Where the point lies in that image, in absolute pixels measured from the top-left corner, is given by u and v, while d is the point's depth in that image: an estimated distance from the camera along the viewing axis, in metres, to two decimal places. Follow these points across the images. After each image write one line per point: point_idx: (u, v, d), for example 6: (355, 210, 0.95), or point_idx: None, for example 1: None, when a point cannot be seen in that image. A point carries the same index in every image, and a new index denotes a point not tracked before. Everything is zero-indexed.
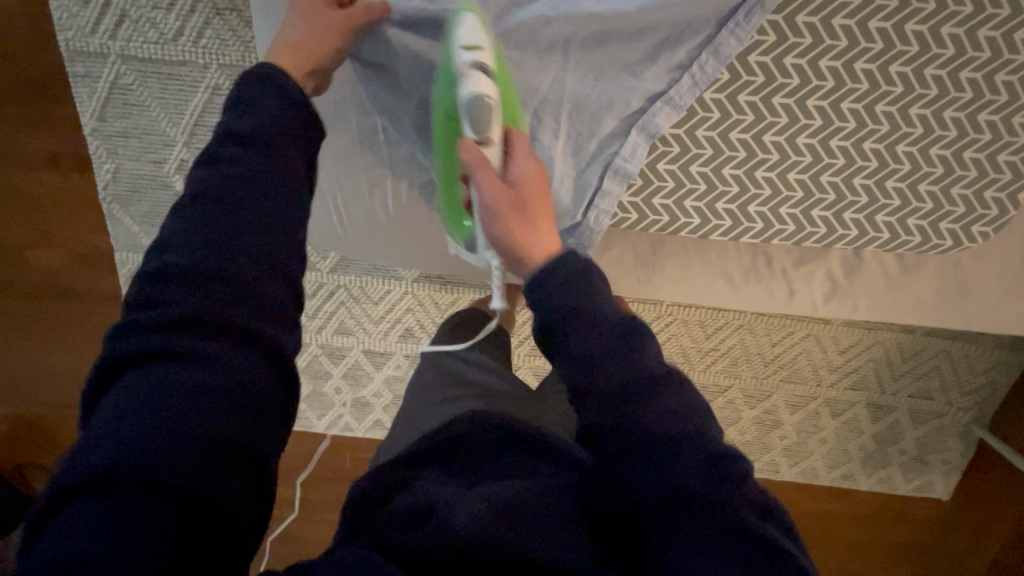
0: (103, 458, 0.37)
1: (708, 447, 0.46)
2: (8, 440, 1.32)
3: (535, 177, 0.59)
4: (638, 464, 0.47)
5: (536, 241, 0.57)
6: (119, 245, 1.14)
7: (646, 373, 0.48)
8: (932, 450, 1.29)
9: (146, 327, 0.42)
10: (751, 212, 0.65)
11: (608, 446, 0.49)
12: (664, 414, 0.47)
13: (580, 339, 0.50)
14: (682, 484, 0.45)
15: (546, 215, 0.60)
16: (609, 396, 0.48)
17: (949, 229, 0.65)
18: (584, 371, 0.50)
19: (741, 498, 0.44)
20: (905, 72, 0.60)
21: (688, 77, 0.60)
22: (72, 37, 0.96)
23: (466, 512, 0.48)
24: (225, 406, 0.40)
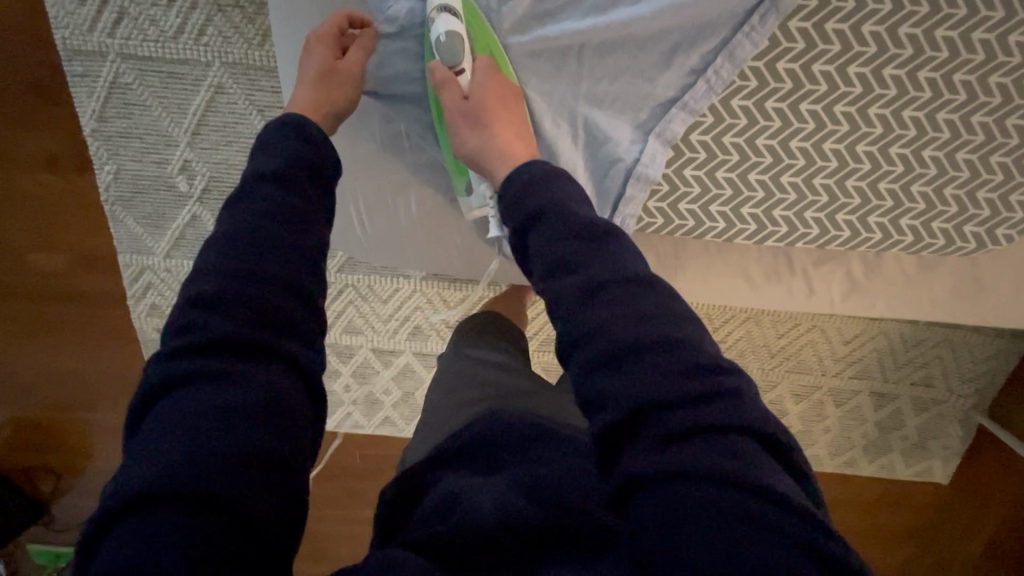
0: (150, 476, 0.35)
1: (687, 353, 0.41)
2: (14, 446, 1.31)
3: (491, 83, 0.60)
4: (613, 376, 0.42)
5: (497, 144, 0.59)
6: (123, 247, 1.12)
7: (620, 271, 0.46)
8: (933, 437, 1.32)
9: (177, 352, 0.41)
10: (776, 216, 0.66)
11: (576, 362, 0.44)
12: (638, 316, 0.43)
13: (548, 235, 0.49)
14: (655, 388, 0.40)
15: (511, 122, 0.60)
16: (578, 295, 0.46)
17: (974, 232, 0.66)
18: (560, 274, 0.47)
19: (724, 416, 0.39)
20: (934, 77, 0.59)
21: (703, 82, 0.60)
22: (70, 36, 0.93)
23: (491, 498, 0.45)
24: (268, 422, 0.40)
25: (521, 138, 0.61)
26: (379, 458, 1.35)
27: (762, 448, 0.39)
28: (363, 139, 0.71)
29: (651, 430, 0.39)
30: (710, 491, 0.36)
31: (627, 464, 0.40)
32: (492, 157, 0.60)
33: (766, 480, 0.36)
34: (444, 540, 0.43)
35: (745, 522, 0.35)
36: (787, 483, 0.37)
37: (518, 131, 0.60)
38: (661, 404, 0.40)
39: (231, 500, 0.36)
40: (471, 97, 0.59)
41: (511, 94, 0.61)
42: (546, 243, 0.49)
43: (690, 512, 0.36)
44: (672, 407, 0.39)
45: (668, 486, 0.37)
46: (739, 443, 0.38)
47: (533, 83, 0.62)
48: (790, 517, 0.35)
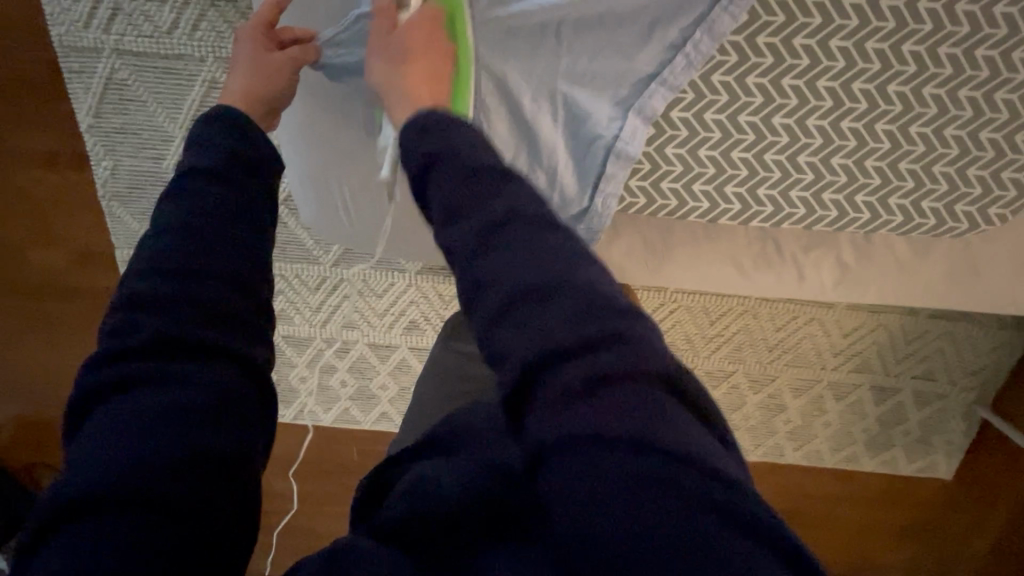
0: (96, 481, 0.35)
1: (587, 298, 0.41)
2: (16, 441, 1.33)
3: (426, 31, 0.58)
4: (511, 325, 0.41)
5: (403, 77, 0.57)
6: (120, 242, 1.13)
7: (509, 216, 0.45)
8: (936, 431, 1.30)
9: (115, 355, 0.40)
10: (760, 195, 0.65)
11: (481, 312, 0.43)
12: (529, 263, 0.42)
13: (444, 180, 0.48)
14: (552, 332, 0.39)
15: (427, 71, 0.58)
16: (475, 238, 0.45)
17: (966, 212, 0.65)
18: (456, 220, 0.46)
19: (628, 362, 0.38)
20: (919, 50, 0.58)
21: (682, 57, 0.59)
22: (65, 32, 0.94)
23: (450, 479, 0.43)
24: (215, 423, 0.39)
25: (434, 77, 0.58)
26: (377, 454, 1.35)
27: (667, 397, 0.38)
28: (326, 117, 0.70)
29: (553, 384, 0.38)
30: (620, 454, 0.35)
31: (534, 422, 0.38)
32: (394, 96, 0.58)
33: (678, 439, 0.35)
34: (404, 524, 0.41)
35: (665, 490, 0.33)
36: (698, 437, 0.36)
37: (432, 78, 0.58)
38: (563, 355, 0.38)
39: (171, 510, 0.36)
40: (398, 29, 0.59)
41: (444, 45, 0.59)
42: (438, 189, 0.49)
43: (604, 482, 0.34)
44: (574, 356, 0.38)
45: (576, 449, 0.36)
46: (645, 394, 0.37)
47: (509, 61, 0.61)
48: (704, 475, 0.34)
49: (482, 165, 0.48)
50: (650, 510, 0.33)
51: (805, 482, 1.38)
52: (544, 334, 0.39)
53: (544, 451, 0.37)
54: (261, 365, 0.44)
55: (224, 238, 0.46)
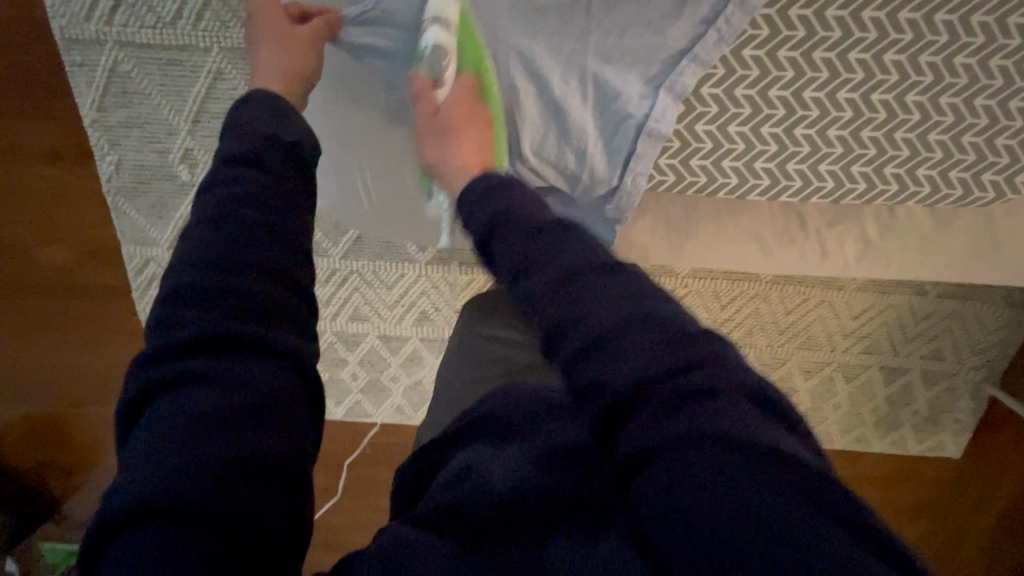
0: (149, 485, 0.34)
1: (672, 326, 0.41)
2: (23, 443, 1.31)
3: (465, 105, 0.65)
4: (596, 360, 0.41)
5: (456, 156, 0.65)
6: (127, 239, 1.11)
7: (586, 262, 0.46)
8: (945, 410, 1.31)
9: (155, 356, 0.40)
10: (790, 169, 0.65)
11: (568, 350, 0.43)
12: (619, 297, 0.43)
13: (508, 242, 0.51)
14: (648, 362, 0.39)
15: (475, 143, 0.66)
16: (549, 287, 0.46)
17: (993, 181, 0.64)
18: (529, 280, 0.48)
19: (721, 383, 0.38)
20: (951, 20, 0.58)
21: (714, 32, 0.58)
22: (67, 24, 0.92)
23: (503, 469, 0.42)
24: (259, 425, 0.38)
25: (479, 150, 0.66)
26: (388, 447, 1.35)
27: (762, 412, 0.37)
28: (343, 105, 0.69)
29: (649, 400, 0.38)
30: (711, 452, 0.35)
31: (630, 439, 0.38)
32: (447, 172, 0.66)
33: (769, 438, 0.35)
34: (453, 510, 0.40)
35: (752, 480, 0.33)
36: (790, 440, 0.35)
37: (479, 148, 0.66)
38: (659, 377, 0.39)
39: (241, 513, 0.35)
40: (442, 111, 0.65)
41: (482, 114, 0.66)
42: (507, 242, 0.52)
43: (689, 476, 0.34)
44: (667, 378, 0.38)
45: (669, 454, 0.36)
46: (741, 413, 0.36)
47: (540, 41, 0.60)
48: (805, 474, 0.33)
49: (536, 220, 0.52)
50: (745, 490, 0.33)
51: None
52: (619, 358, 0.40)
53: (640, 455, 0.37)
54: (306, 361, 0.44)
55: (253, 219, 0.45)
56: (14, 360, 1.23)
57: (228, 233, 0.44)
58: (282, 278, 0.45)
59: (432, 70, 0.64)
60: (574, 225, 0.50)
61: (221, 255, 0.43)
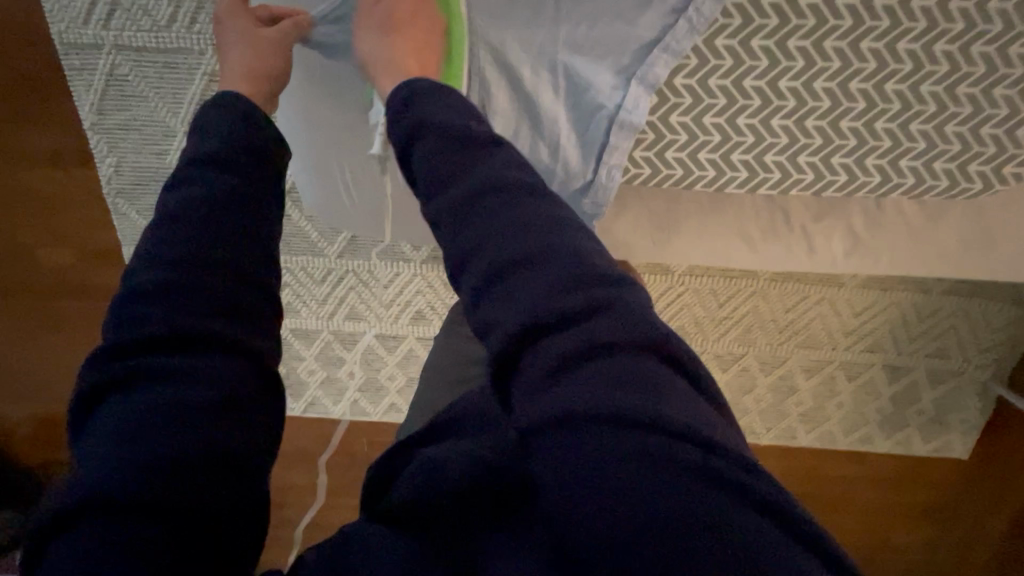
0: (106, 475, 0.35)
1: (574, 265, 0.41)
2: (34, 440, 1.34)
3: (416, 9, 0.63)
4: (499, 292, 0.41)
5: (395, 54, 0.60)
6: (127, 240, 1.14)
7: (494, 184, 0.45)
8: (951, 409, 1.28)
9: (116, 351, 0.40)
10: (767, 161, 0.64)
11: (467, 283, 0.43)
12: (520, 231, 0.43)
13: (429, 149, 0.49)
14: (539, 293, 0.40)
15: (420, 50, 0.62)
16: (455, 209, 0.46)
17: (978, 171, 0.63)
18: (444, 196, 0.47)
19: (616, 329, 0.38)
20: (929, 6, 0.56)
21: (685, 21, 0.58)
22: (65, 28, 0.94)
23: (454, 451, 0.43)
24: (214, 417, 0.39)
25: (421, 57, 0.62)
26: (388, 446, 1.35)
27: (652, 363, 0.38)
28: (320, 104, 0.70)
29: (536, 348, 0.39)
30: (600, 429, 0.35)
31: (523, 393, 0.38)
32: (381, 70, 0.61)
33: (659, 411, 0.35)
34: (411, 503, 0.41)
35: (646, 467, 0.33)
36: (680, 404, 0.36)
37: (424, 59, 0.61)
38: (546, 324, 0.39)
39: (175, 509, 0.35)
40: (388, 7, 0.62)
41: (430, 18, 0.63)
42: (426, 159, 0.49)
43: (581, 461, 0.34)
44: (560, 317, 0.39)
45: (557, 432, 0.36)
46: (629, 360, 0.37)
47: (508, 33, 0.60)
48: (701, 450, 0.34)
49: (467, 130, 0.49)
50: (640, 480, 0.33)
51: (820, 464, 1.36)
52: (515, 296, 0.40)
53: (532, 433, 0.37)
54: (267, 359, 0.44)
55: (218, 218, 0.45)
56: (20, 360, 1.26)
57: (192, 231, 0.44)
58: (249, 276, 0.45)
59: None
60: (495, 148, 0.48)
61: (184, 253, 0.43)
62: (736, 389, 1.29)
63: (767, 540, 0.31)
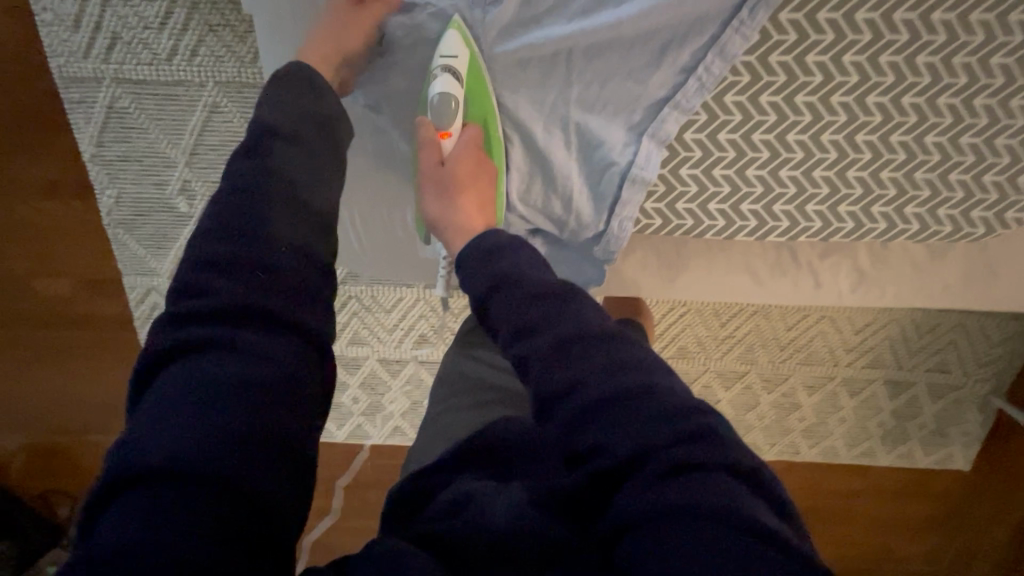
0: (190, 458, 0.36)
1: (669, 399, 0.41)
2: (30, 470, 1.32)
3: (469, 157, 0.64)
4: (594, 425, 0.41)
5: (457, 213, 0.64)
6: (127, 269, 1.12)
7: (583, 328, 0.46)
8: (952, 423, 1.29)
9: (190, 318, 0.42)
10: (777, 211, 0.65)
11: (562, 412, 0.43)
12: (611, 365, 0.43)
13: (508, 298, 0.50)
14: (636, 432, 0.40)
15: (477, 197, 0.65)
16: (549, 351, 0.45)
17: (982, 218, 0.64)
18: (525, 336, 0.47)
19: (710, 457, 0.38)
20: (933, 62, 0.58)
21: (694, 80, 0.59)
22: (65, 63, 0.94)
23: (504, 504, 0.43)
24: (270, 471, 0.38)
25: (481, 205, 0.65)
26: (391, 468, 1.34)
27: (744, 488, 0.37)
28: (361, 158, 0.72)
29: (642, 471, 0.38)
30: (702, 526, 0.35)
31: (620, 503, 0.38)
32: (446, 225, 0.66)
33: (746, 511, 0.35)
34: (448, 537, 0.41)
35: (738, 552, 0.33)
36: (764, 510, 0.36)
37: (482, 203, 0.65)
38: (648, 453, 0.39)
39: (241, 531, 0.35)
40: (445, 163, 0.64)
41: (486, 168, 0.65)
42: (506, 309, 0.49)
43: (686, 547, 0.34)
44: (658, 452, 0.38)
45: (651, 520, 0.36)
46: (726, 486, 0.36)
47: (522, 95, 0.63)
48: (786, 555, 0.33)
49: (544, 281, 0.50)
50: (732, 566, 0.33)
51: (824, 478, 1.36)
52: (609, 426, 0.40)
53: (628, 521, 0.37)
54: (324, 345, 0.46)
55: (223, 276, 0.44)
56: (19, 390, 1.25)
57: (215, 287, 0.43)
58: (291, 345, 0.43)
59: (439, 119, 0.63)
60: (580, 292, 0.49)
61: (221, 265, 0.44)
62: (740, 406, 1.29)
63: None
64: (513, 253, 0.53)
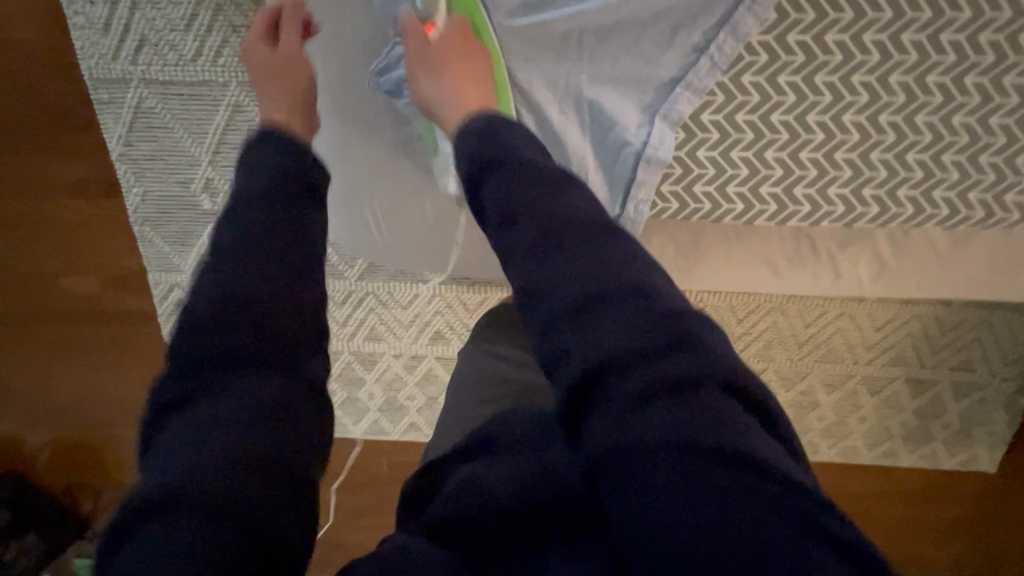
0: (204, 477, 0.37)
1: (651, 300, 0.41)
2: (57, 463, 1.35)
3: (457, 39, 0.62)
4: (574, 328, 0.41)
5: (451, 93, 0.61)
6: (152, 267, 1.15)
7: (569, 218, 0.46)
8: (977, 423, 1.26)
9: (189, 361, 0.42)
10: (797, 194, 0.65)
11: (543, 311, 0.43)
12: (593, 264, 0.44)
13: (502, 182, 0.50)
14: (614, 339, 0.40)
15: (471, 73, 0.62)
16: (535, 242, 0.46)
17: (1015, 201, 0.63)
18: (514, 224, 0.48)
19: (689, 367, 0.38)
20: (957, 39, 0.57)
21: (706, 60, 0.59)
22: (95, 65, 0.97)
23: (499, 482, 0.45)
24: (273, 494, 0.38)
25: (477, 84, 0.62)
26: (406, 465, 1.35)
27: (728, 398, 0.38)
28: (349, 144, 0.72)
29: (616, 390, 0.39)
30: (672, 461, 0.36)
31: (592, 431, 0.39)
32: (444, 106, 0.62)
33: (728, 435, 0.36)
34: (450, 524, 0.44)
35: (727, 503, 0.34)
36: (766, 442, 0.36)
37: (478, 80, 0.62)
38: (620, 369, 0.39)
39: (280, 541, 0.38)
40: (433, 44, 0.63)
41: (478, 48, 0.63)
42: (501, 185, 0.50)
43: (670, 485, 0.35)
44: (633, 368, 0.39)
45: (642, 458, 0.36)
46: (705, 400, 0.37)
47: (536, 75, 0.63)
48: (769, 479, 0.35)
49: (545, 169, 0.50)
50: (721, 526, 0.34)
51: (844, 479, 1.34)
52: (588, 329, 0.41)
53: (598, 454, 0.38)
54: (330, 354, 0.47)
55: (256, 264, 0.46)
56: (48, 385, 1.28)
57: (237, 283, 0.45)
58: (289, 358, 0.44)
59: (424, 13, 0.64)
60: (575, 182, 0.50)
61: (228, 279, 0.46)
62: None
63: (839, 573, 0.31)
64: (512, 134, 0.54)
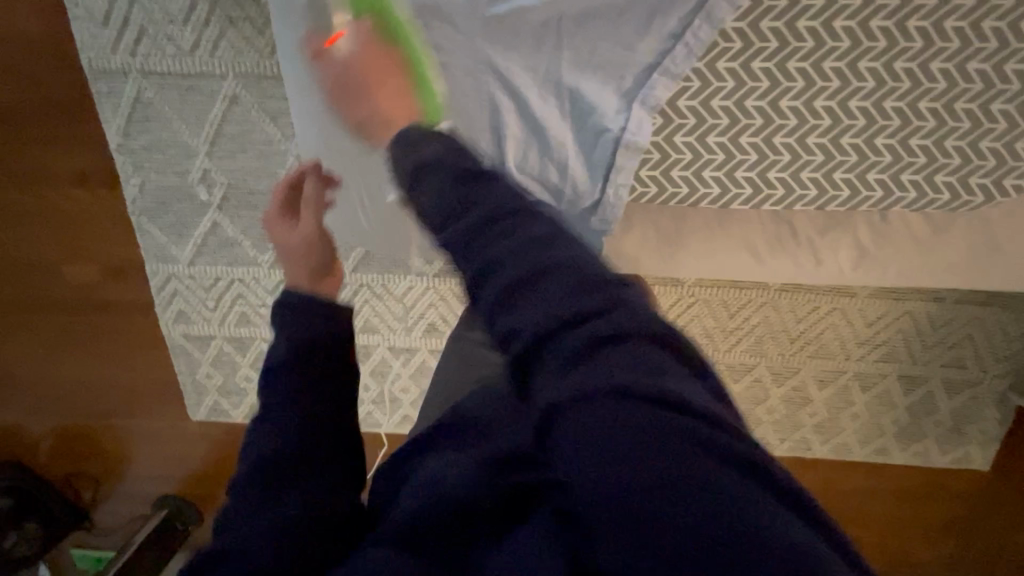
0: (275, 457, 0.48)
1: (582, 267, 0.40)
2: (56, 453, 1.37)
3: (369, 51, 0.65)
4: (515, 305, 0.40)
5: (382, 104, 0.64)
6: (150, 257, 1.16)
7: (506, 206, 0.45)
8: (968, 419, 1.26)
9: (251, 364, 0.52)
10: (771, 178, 0.66)
11: (484, 297, 0.42)
12: (530, 242, 0.42)
13: (439, 180, 0.49)
14: (550, 306, 0.38)
15: (385, 83, 0.64)
16: (467, 234, 0.44)
17: (980, 185, 0.64)
18: (449, 224, 0.46)
19: (620, 325, 0.37)
20: (924, 25, 0.58)
21: (682, 46, 0.60)
22: (93, 56, 0.99)
23: (455, 473, 0.45)
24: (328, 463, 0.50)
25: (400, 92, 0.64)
26: None
27: (664, 354, 0.36)
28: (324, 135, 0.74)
29: (556, 351, 0.37)
30: (617, 407, 0.33)
31: (541, 394, 0.37)
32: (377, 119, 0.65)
33: (662, 384, 0.34)
34: (409, 524, 0.42)
35: (669, 449, 0.31)
36: (694, 389, 0.34)
37: (399, 92, 0.64)
38: (557, 333, 0.38)
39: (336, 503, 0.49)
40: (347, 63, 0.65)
41: (393, 57, 0.65)
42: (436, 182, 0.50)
43: (604, 432, 0.32)
44: (568, 333, 0.37)
45: (578, 409, 0.34)
46: (644, 349, 0.36)
47: (517, 60, 0.64)
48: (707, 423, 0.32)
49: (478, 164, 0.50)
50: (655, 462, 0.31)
51: (836, 477, 1.35)
52: (525, 302, 0.40)
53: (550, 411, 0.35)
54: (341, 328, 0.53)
55: None
56: (47, 374, 1.30)
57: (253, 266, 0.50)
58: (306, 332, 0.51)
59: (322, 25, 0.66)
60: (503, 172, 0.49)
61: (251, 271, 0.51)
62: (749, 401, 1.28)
63: (781, 517, 0.29)
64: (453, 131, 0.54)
